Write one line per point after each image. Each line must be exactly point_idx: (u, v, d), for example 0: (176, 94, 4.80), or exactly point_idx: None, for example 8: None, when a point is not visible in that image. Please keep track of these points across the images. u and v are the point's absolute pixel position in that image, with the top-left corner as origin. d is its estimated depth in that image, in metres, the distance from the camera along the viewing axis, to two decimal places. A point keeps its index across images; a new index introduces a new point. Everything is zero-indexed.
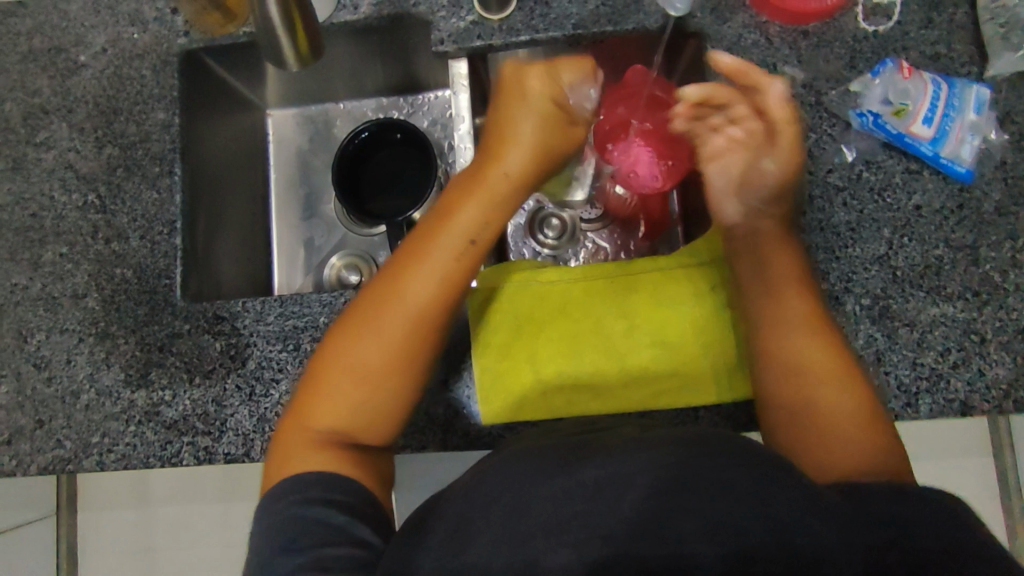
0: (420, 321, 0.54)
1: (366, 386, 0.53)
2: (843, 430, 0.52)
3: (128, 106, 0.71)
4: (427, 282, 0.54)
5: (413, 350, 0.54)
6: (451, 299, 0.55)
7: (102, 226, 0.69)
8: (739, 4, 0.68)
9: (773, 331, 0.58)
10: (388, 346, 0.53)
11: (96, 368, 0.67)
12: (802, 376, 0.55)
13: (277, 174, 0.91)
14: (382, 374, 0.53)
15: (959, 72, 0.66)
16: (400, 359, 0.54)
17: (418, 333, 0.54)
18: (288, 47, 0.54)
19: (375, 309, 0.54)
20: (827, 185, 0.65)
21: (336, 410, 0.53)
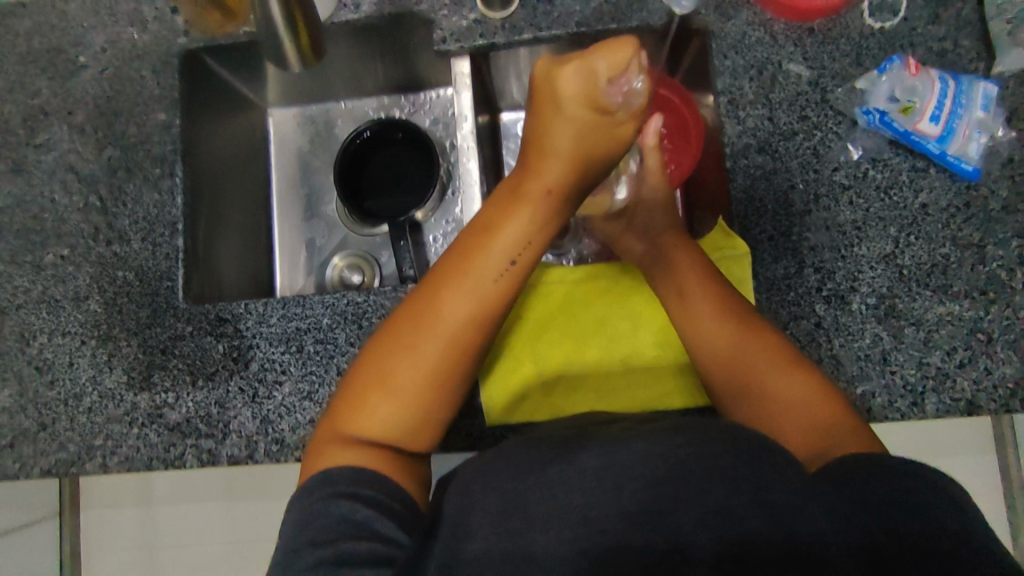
0: (462, 330, 0.54)
1: (404, 394, 0.52)
2: (794, 407, 0.52)
3: (128, 107, 0.70)
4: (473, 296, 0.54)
5: (455, 363, 0.54)
6: (493, 312, 0.55)
7: (103, 228, 0.68)
8: (744, 1, 0.68)
9: (699, 316, 0.60)
10: (434, 359, 0.53)
11: (99, 370, 0.66)
12: (741, 357, 0.56)
13: (278, 174, 0.90)
14: (422, 383, 0.52)
15: (966, 69, 0.65)
16: (441, 374, 0.53)
17: (461, 347, 0.54)
18: (291, 47, 0.53)
19: (417, 325, 0.54)
20: (833, 183, 0.64)
21: (379, 423, 0.51)
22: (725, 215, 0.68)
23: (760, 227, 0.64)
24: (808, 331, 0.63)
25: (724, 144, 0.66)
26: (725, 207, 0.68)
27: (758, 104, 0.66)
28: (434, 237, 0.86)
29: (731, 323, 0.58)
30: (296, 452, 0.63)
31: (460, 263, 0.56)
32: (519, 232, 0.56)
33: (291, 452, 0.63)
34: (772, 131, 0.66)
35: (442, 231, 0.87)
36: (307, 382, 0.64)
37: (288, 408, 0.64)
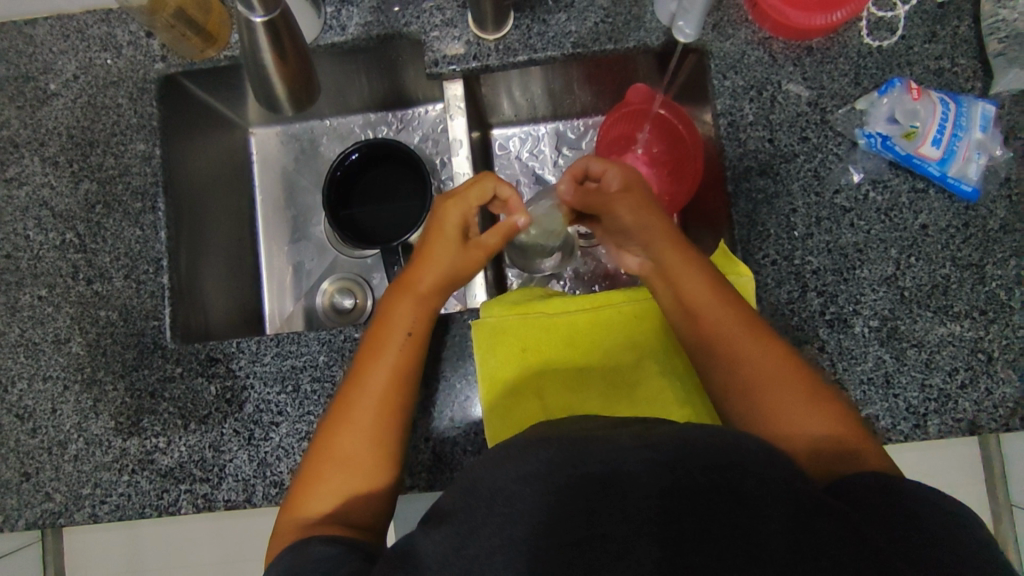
0: (385, 405, 0.55)
1: (344, 468, 0.53)
2: (787, 398, 0.51)
3: (104, 137, 0.67)
4: (384, 376, 0.56)
5: (385, 436, 0.55)
6: (407, 386, 0.56)
7: (83, 266, 0.65)
8: (741, 20, 0.67)
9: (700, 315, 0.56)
10: (363, 442, 0.54)
11: (84, 417, 0.63)
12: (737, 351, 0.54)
13: (263, 196, 0.87)
14: (360, 458, 0.53)
15: (963, 87, 0.65)
16: (374, 451, 0.54)
17: (385, 422, 0.55)
18: (279, 83, 0.52)
19: (339, 412, 0.55)
20: (834, 206, 0.64)
21: (324, 506, 0.52)
22: (726, 238, 0.67)
23: (763, 252, 0.64)
24: (813, 356, 0.62)
25: (724, 167, 0.66)
26: (725, 230, 0.68)
27: (759, 126, 0.65)
28: None
29: (727, 322, 0.55)
30: None
31: (373, 346, 0.57)
32: (418, 316, 0.58)
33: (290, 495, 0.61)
34: (772, 153, 0.65)
35: None
36: (305, 423, 0.62)
37: (286, 449, 0.62)
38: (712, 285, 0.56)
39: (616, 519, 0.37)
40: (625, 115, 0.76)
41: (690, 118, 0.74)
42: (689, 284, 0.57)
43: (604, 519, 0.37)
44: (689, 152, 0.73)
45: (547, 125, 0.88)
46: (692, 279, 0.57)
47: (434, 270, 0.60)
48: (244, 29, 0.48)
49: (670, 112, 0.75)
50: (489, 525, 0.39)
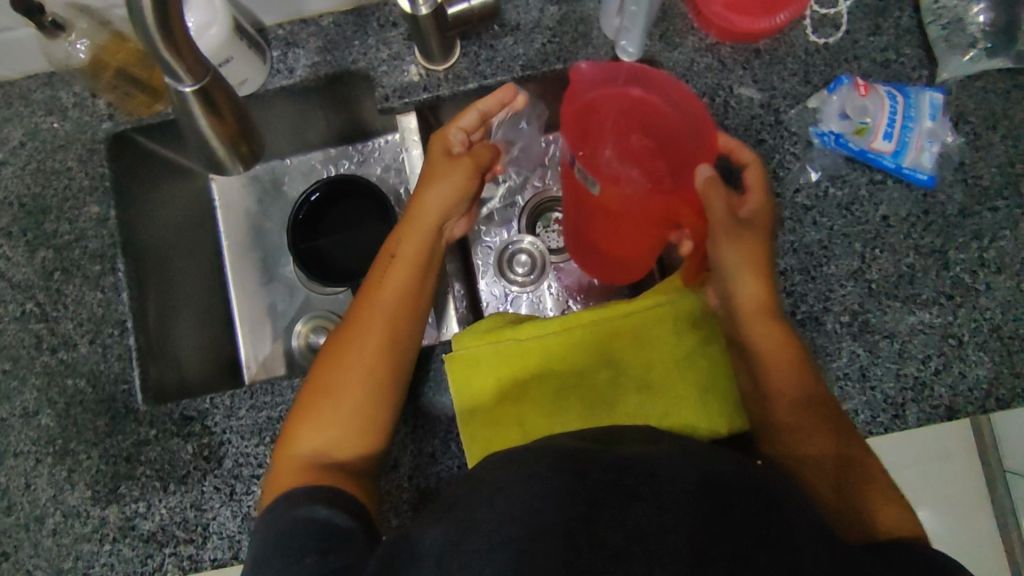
0: (377, 356, 0.56)
1: (339, 411, 0.54)
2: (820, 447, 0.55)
3: (57, 202, 0.66)
4: (375, 309, 0.58)
5: (379, 373, 0.56)
6: (400, 321, 0.58)
7: (45, 335, 0.64)
8: (687, 28, 0.68)
9: (779, 374, 0.57)
10: (353, 374, 0.55)
11: (60, 489, 0.62)
12: (790, 416, 0.56)
13: (229, 242, 0.86)
14: (353, 404, 0.55)
15: (911, 77, 0.66)
16: (365, 387, 0.55)
17: (377, 370, 0.56)
18: (224, 153, 0.45)
19: (334, 346, 0.57)
20: (795, 206, 0.64)
21: (314, 443, 0.54)
22: None
23: None
24: None
25: None
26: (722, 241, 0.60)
27: None
28: None
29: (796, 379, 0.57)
30: None
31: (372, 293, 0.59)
32: (413, 245, 0.61)
33: None
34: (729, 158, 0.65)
35: None
36: None
37: None
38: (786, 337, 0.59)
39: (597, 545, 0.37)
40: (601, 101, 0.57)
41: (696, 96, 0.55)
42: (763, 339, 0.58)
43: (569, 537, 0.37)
44: (693, 145, 0.57)
45: None
46: (773, 341, 0.58)
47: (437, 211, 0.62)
48: (177, 100, 0.42)
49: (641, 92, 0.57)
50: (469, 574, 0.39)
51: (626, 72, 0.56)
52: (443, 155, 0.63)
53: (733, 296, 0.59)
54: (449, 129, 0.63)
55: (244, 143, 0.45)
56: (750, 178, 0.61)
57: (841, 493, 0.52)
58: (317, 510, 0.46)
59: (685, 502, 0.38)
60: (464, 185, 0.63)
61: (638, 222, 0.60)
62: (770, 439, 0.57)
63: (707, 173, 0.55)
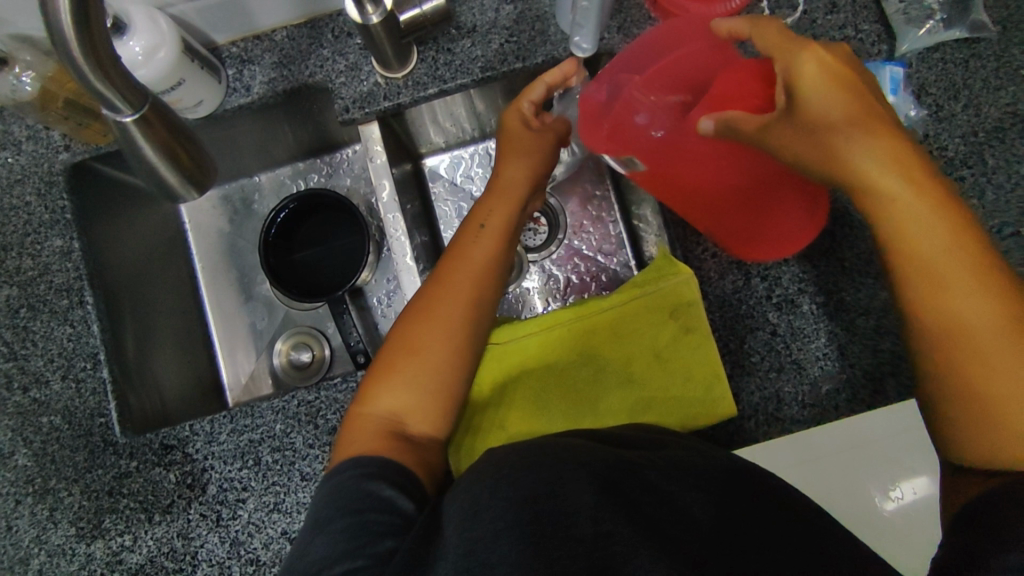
0: (458, 314, 0.56)
1: (427, 368, 0.54)
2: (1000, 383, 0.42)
3: (18, 239, 0.65)
4: (463, 274, 0.59)
5: (460, 337, 0.56)
6: (485, 288, 0.59)
7: (16, 374, 0.63)
8: (645, 17, 0.67)
9: (942, 278, 0.43)
10: (438, 336, 0.55)
11: (43, 528, 0.61)
12: (962, 317, 0.43)
13: (201, 263, 0.84)
14: (439, 361, 0.55)
15: (871, 52, 0.66)
16: (447, 350, 0.55)
17: (458, 329, 0.56)
18: (174, 180, 0.44)
19: (420, 303, 0.57)
20: None
21: (391, 405, 0.53)
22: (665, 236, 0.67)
23: (701, 246, 0.65)
24: (766, 341, 0.63)
25: None
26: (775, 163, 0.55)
27: None
28: (378, 299, 0.82)
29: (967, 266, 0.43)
30: (273, 568, 0.60)
31: (460, 253, 0.60)
32: (500, 215, 0.63)
33: (268, 571, 0.60)
34: None
35: (385, 290, 0.83)
36: (272, 495, 0.61)
37: (257, 525, 0.60)
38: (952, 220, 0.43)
39: (569, 544, 0.37)
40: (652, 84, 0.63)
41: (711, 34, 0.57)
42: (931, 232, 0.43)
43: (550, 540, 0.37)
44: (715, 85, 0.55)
45: (478, 145, 0.87)
46: (935, 235, 0.43)
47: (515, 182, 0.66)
48: (117, 130, 0.41)
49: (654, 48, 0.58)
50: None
51: (626, 66, 0.59)
52: (519, 127, 0.65)
53: (863, 174, 0.45)
54: (522, 102, 0.64)
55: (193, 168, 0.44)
56: (813, 66, 0.46)
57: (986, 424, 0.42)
58: (380, 488, 0.46)
59: (669, 517, 0.40)
60: (540, 157, 0.67)
61: (701, 175, 0.59)
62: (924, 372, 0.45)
63: (711, 126, 0.51)
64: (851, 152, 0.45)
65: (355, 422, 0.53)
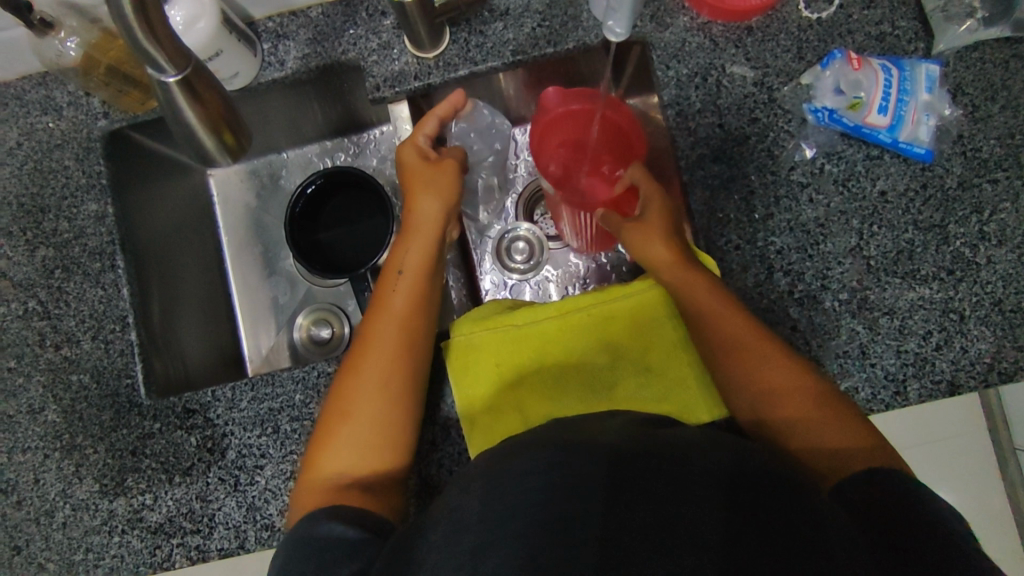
0: (391, 358, 0.56)
1: (365, 422, 0.54)
2: (798, 404, 0.52)
3: (55, 201, 0.67)
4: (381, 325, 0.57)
5: (391, 381, 0.55)
6: (413, 332, 0.58)
7: (49, 333, 0.65)
8: (678, 8, 0.67)
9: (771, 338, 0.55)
10: (370, 392, 0.54)
11: (68, 483, 0.63)
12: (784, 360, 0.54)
13: (228, 235, 0.86)
14: (376, 411, 0.54)
15: (907, 50, 0.65)
16: (380, 399, 0.54)
17: (390, 375, 0.55)
18: (211, 143, 0.45)
19: (349, 364, 0.56)
20: (791, 183, 0.64)
21: (337, 464, 0.52)
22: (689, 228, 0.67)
23: (725, 238, 0.63)
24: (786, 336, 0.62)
25: (678, 157, 0.65)
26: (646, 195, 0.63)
27: (707, 112, 0.65)
28: None
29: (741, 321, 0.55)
30: None
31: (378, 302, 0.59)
32: (417, 258, 0.61)
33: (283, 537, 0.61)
34: (724, 137, 0.65)
35: None
36: (289, 463, 0.62)
37: (273, 492, 0.62)
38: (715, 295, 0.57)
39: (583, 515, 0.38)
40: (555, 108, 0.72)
41: (594, 99, 0.63)
42: (753, 356, 0.54)
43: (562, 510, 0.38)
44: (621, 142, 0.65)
45: None
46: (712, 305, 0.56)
47: (430, 207, 0.63)
48: (160, 89, 0.42)
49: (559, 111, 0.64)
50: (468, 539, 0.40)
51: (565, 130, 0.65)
52: (417, 160, 0.65)
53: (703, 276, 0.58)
54: (416, 137, 0.66)
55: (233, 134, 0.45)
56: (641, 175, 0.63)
57: (798, 438, 0.51)
58: (333, 526, 0.46)
59: None
60: (449, 187, 0.65)
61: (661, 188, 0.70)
62: (778, 427, 0.52)
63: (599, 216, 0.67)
64: (648, 246, 0.62)
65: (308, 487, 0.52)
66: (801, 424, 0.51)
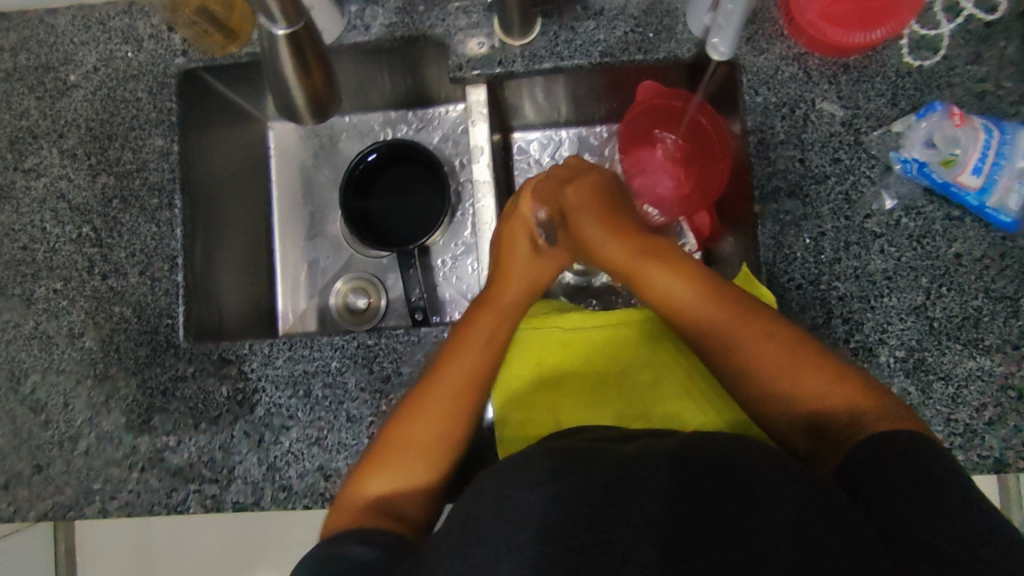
0: (467, 396, 0.55)
1: (419, 453, 0.53)
2: (782, 374, 0.51)
3: (123, 131, 0.67)
4: (451, 372, 0.56)
5: (457, 423, 0.55)
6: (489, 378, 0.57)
7: (99, 261, 0.65)
8: (776, 34, 0.65)
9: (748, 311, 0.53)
10: (431, 428, 0.54)
11: (96, 412, 0.63)
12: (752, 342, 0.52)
13: (279, 190, 0.85)
14: (434, 445, 0.53)
15: (1007, 112, 0.63)
16: (442, 444, 0.54)
17: (456, 413, 0.55)
18: (300, 94, 0.52)
19: (417, 395, 0.55)
20: (864, 231, 0.62)
21: (384, 487, 0.52)
22: (751, 258, 0.65)
23: (789, 275, 0.62)
24: None
25: (752, 186, 0.63)
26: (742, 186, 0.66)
27: (789, 144, 0.63)
28: (443, 261, 0.82)
29: (727, 317, 0.53)
30: (303, 500, 0.61)
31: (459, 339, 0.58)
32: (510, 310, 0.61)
33: (298, 501, 0.61)
34: (803, 173, 0.63)
35: (451, 254, 0.83)
36: (315, 428, 0.62)
37: (296, 455, 0.62)
38: (700, 287, 0.56)
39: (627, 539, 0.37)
40: (643, 114, 0.73)
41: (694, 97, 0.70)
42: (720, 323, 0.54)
43: (610, 524, 0.38)
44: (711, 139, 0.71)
45: (568, 130, 0.85)
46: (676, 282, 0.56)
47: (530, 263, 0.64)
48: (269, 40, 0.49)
49: (647, 110, 0.73)
50: (496, 532, 0.39)
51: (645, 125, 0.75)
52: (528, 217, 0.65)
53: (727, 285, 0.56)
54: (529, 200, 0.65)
55: (320, 88, 0.52)
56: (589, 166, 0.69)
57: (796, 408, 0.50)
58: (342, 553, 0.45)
59: None
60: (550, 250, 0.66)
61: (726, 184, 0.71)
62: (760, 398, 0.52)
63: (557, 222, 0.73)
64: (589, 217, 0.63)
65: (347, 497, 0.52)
66: (792, 397, 0.51)
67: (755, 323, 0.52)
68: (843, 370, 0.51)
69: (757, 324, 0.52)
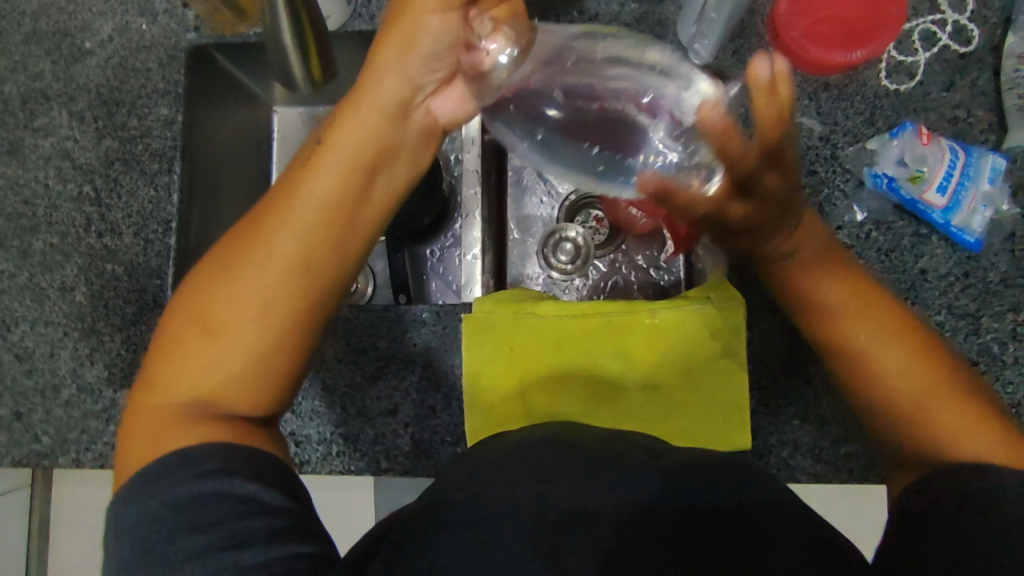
0: (290, 269, 0.47)
1: (222, 346, 0.46)
2: (906, 377, 0.49)
3: (131, 98, 0.70)
4: (289, 248, 0.47)
5: (278, 303, 0.47)
6: (321, 247, 0.47)
7: (96, 219, 0.68)
8: (761, 49, 0.68)
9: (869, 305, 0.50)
10: (244, 311, 0.46)
11: (80, 364, 0.65)
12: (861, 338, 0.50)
13: None
14: (237, 332, 0.46)
15: (977, 138, 0.66)
16: (258, 332, 0.46)
17: (281, 292, 0.47)
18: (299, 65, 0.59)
19: (220, 280, 0.47)
20: (835, 242, 0.64)
21: (188, 384, 0.46)
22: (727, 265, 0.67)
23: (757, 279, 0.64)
24: None
25: None
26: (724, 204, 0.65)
27: None
28: (433, 251, 0.84)
29: (852, 305, 0.50)
30: None
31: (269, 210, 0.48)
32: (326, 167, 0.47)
33: None
34: None
35: (441, 245, 0.84)
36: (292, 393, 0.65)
37: None
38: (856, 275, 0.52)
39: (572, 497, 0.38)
40: None
41: None
42: (856, 319, 0.50)
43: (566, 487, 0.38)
44: None
45: None
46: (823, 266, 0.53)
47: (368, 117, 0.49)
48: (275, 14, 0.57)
49: None
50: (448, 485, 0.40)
51: None
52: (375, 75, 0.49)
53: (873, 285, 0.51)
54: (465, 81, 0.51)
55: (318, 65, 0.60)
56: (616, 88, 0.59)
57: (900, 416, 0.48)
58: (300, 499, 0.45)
59: None
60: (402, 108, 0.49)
61: None
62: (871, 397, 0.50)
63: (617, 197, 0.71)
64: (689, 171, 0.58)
65: (140, 418, 0.46)
66: (886, 398, 0.49)
67: (893, 323, 0.49)
68: (943, 368, 0.49)
69: (884, 325, 0.49)
